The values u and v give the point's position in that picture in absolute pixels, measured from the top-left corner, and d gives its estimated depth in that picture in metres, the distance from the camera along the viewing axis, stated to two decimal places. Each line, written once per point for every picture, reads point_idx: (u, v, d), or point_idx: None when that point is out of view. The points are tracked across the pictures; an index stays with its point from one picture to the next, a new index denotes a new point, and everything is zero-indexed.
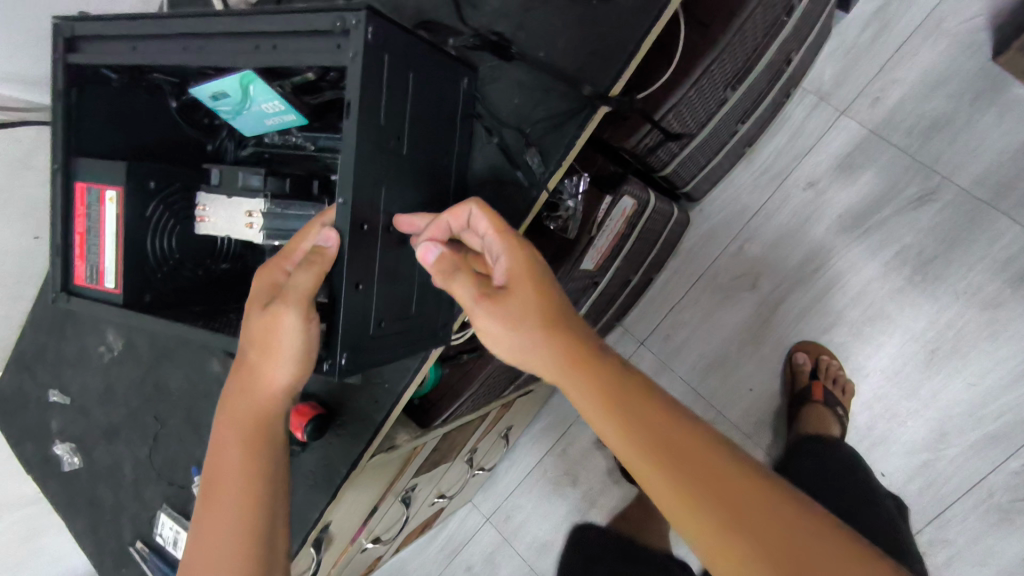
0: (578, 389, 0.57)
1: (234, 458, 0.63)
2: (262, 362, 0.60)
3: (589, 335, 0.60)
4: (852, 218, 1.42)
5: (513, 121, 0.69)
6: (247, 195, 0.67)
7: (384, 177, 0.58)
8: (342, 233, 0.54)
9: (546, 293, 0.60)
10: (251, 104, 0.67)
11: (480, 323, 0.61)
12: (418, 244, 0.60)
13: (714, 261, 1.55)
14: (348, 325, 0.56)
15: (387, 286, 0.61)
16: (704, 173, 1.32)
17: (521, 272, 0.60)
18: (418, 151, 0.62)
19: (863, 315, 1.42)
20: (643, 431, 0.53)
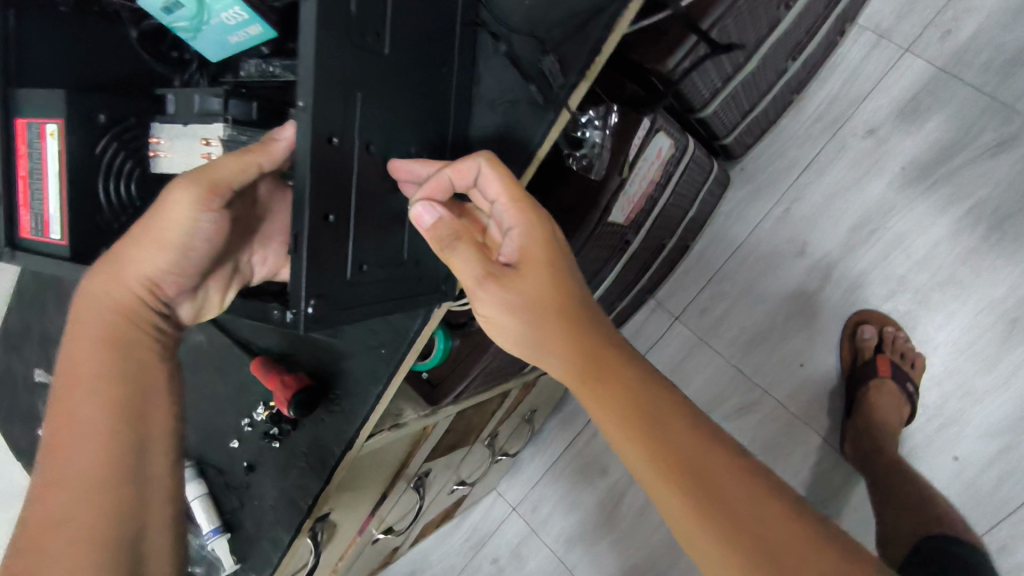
0: (562, 359, 0.55)
1: (93, 353, 0.46)
2: (143, 246, 0.45)
3: (600, 322, 0.56)
4: (917, 170, 1.25)
5: (526, 26, 0.56)
6: (203, 121, 0.56)
7: (358, 80, 0.45)
8: (303, 146, 0.42)
9: (561, 277, 0.55)
10: (208, 16, 0.56)
11: (482, 300, 0.56)
12: (412, 204, 0.50)
13: (757, 225, 1.39)
14: (316, 265, 0.45)
15: (369, 222, 0.50)
16: (747, 122, 1.17)
17: (535, 250, 0.55)
18: (405, 54, 0.50)
19: (931, 280, 1.25)
20: (608, 390, 0.51)
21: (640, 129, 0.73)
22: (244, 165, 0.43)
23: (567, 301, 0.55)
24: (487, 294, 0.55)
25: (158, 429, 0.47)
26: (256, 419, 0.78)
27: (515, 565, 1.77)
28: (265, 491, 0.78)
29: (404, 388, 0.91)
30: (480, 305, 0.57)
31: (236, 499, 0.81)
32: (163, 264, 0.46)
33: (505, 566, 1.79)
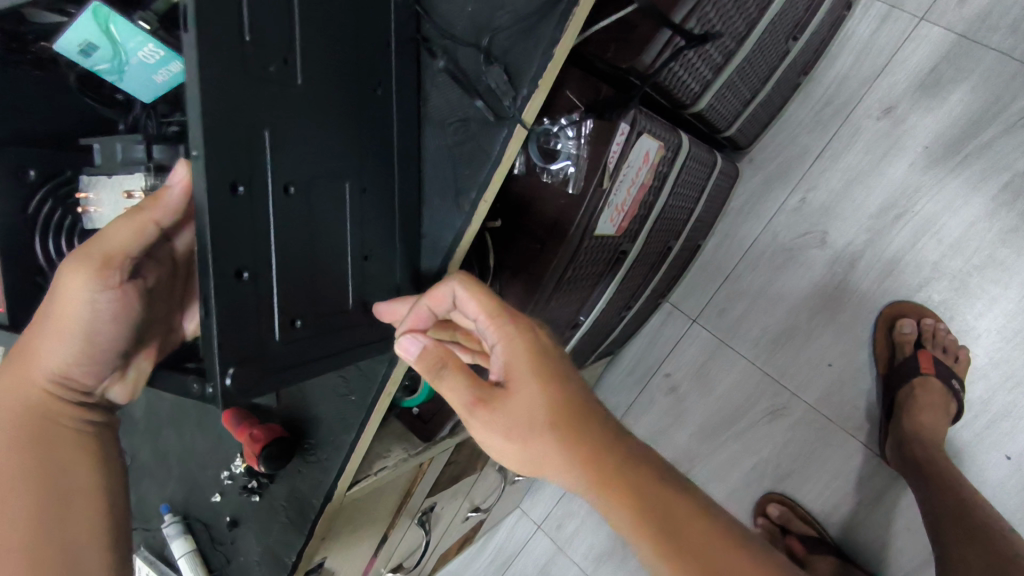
0: (575, 478, 0.49)
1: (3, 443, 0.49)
2: (40, 341, 0.48)
3: (601, 425, 0.51)
4: (943, 147, 1.15)
5: (470, 36, 0.52)
6: (126, 171, 0.52)
7: (265, 117, 0.40)
8: (201, 198, 0.37)
9: (554, 389, 0.51)
10: (127, 57, 0.52)
11: (479, 431, 0.52)
12: (397, 337, 0.52)
13: (771, 218, 1.30)
14: (231, 328, 0.40)
15: (301, 271, 0.44)
16: (751, 109, 1.09)
17: (519, 364, 0.51)
18: (326, 80, 0.45)
19: (968, 265, 1.15)
20: (628, 497, 0.47)
21: (619, 132, 0.65)
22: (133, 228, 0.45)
23: (561, 411, 0.50)
24: (479, 421, 0.51)
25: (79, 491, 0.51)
26: (235, 471, 0.74)
27: None
28: (249, 546, 0.74)
29: (394, 425, 0.86)
30: (479, 437, 0.52)
31: (223, 555, 0.77)
32: (72, 350, 0.49)
33: None
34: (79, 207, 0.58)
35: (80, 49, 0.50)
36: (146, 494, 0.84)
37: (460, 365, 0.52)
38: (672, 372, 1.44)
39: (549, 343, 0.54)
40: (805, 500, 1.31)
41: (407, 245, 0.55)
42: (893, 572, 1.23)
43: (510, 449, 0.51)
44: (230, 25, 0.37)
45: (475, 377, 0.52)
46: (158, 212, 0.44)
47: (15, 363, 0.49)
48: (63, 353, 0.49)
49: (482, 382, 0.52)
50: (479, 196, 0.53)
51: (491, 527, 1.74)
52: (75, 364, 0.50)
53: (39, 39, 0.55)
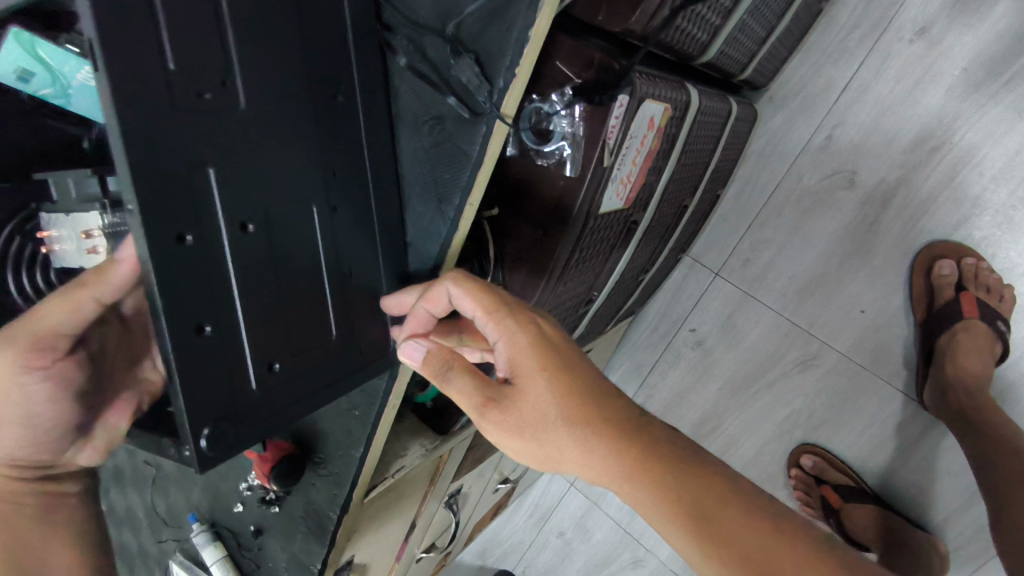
0: (597, 473, 0.46)
1: None
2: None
3: (620, 415, 0.48)
4: (984, 68, 1.04)
5: (435, 21, 0.46)
6: (82, 209, 0.48)
7: (209, 155, 0.36)
8: (143, 258, 0.33)
9: (565, 382, 0.47)
10: (67, 79, 0.47)
11: (492, 432, 0.48)
12: (398, 346, 0.49)
13: (795, 161, 1.22)
14: (199, 387, 0.37)
15: (275, 309, 0.41)
16: (767, 48, 0.99)
17: (525, 358, 0.47)
18: (272, 96, 0.40)
19: (1014, 196, 1.06)
20: (651, 484, 0.45)
21: (616, 107, 0.59)
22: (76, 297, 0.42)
23: (574, 402, 0.47)
24: (491, 423, 0.47)
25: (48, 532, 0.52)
26: (251, 482, 0.74)
27: (582, 539, 1.74)
28: (275, 553, 0.75)
29: (410, 420, 0.84)
30: (494, 439, 0.49)
31: (253, 561, 0.78)
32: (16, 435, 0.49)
33: (573, 539, 1.76)
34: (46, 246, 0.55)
35: (14, 75, 0.45)
36: (174, 503, 0.85)
37: (466, 365, 0.49)
38: (697, 327, 1.40)
39: (555, 331, 0.50)
40: (840, 448, 1.28)
41: (393, 257, 0.51)
42: (933, 516, 1.20)
43: (527, 449, 0.48)
44: (148, 60, 0.32)
45: (482, 377, 0.48)
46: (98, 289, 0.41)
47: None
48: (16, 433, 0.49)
49: (490, 382, 0.48)
50: (463, 200, 0.48)
51: (525, 487, 1.76)
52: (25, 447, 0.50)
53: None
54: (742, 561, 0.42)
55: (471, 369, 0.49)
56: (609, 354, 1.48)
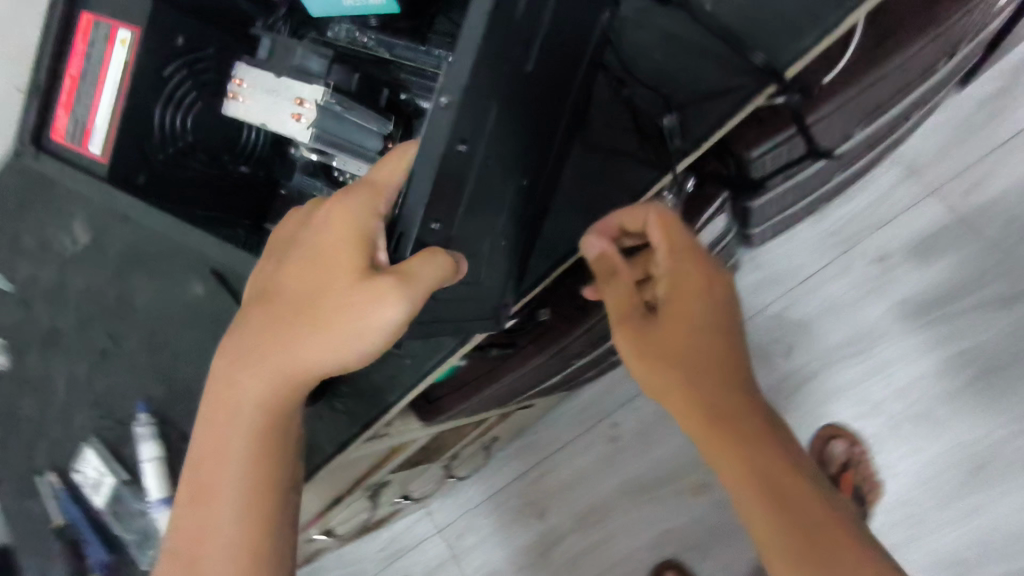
0: (694, 413, 0.54)
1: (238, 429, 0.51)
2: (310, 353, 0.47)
3: (741, 378, 0.55)
4: (916, 305, 1.29)
5: (650, 81, 0.56)
6: (300, 80, 0.57)
7: (496, 98, 0.44)
8: (437, 151, 0.41)
9: (714, 330, 0.55)
10: None
11: (621, 345, 0.57)
12: (585, 236, 0.57)
13: (751, 318, 1.40)
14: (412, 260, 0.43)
15: (457, 228, 0.47)
16: (778, 218, 1.18)
17: (688, 295, 0.56)
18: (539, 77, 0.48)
19: (907, 411, 1.29)
20: (737, 436, 0.52)
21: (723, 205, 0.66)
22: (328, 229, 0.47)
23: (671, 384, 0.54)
24: (627, 333, 0.57)
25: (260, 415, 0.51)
26: None
27: None
28: None
29: None
30: (618, 353, 0.58)
31: None
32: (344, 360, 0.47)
33: None
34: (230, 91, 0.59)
35: None
36: (123, 388, 0.81)
37: (625, 283, 0.58)
38: (619, 423, 1.49)
39: (725, 290, 0.57)
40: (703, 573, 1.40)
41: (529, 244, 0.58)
42: None
43: (644, 367, 0.56)
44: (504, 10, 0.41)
45: (631, 305, 0.58)
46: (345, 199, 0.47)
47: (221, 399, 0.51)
48: (323, 358, 0.47)
49: (640, 316, 0.57)
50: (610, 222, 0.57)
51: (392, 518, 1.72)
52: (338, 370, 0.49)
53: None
54: (805, 543, 0.48)
55: (630, 291, 0.58)
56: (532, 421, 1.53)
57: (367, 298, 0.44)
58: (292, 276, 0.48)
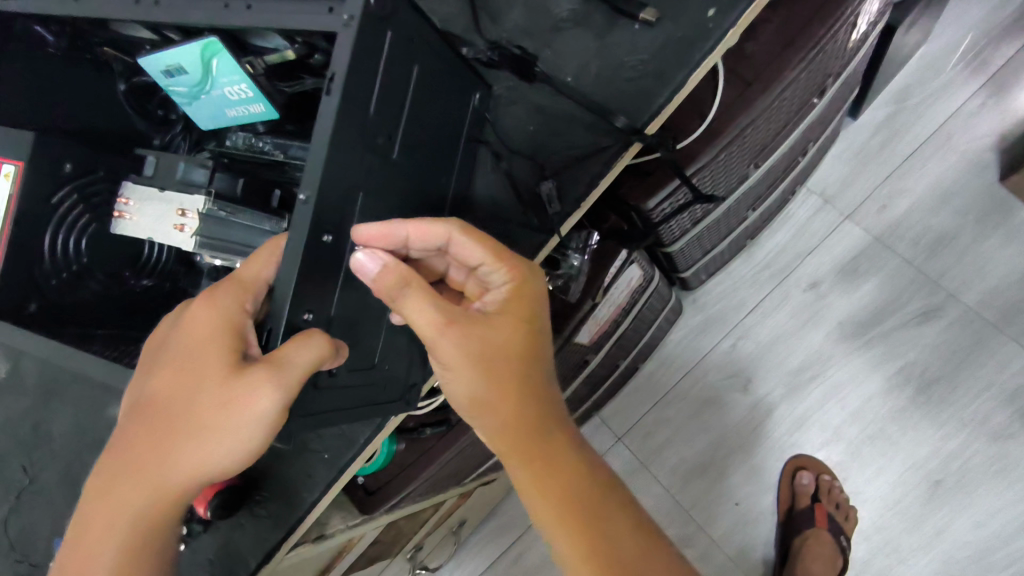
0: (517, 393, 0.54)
1: (135, 508, 0.42)
2: (157, 439, 0.41)
3: (552, 446, 0.56)
4: (855, 325, 1.28)
5: (526, 149, 0.60)
6: (183, 191, 0.53)
7: (395, 194, 0.49)
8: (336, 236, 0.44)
9: (536, 386, 0.56)
10: (209, 87, 0.55)
11: (496, 328, 0.54)
12: (455, 233, 0.50)
13: (704, 356, 1.35)
14: (341, 328, 0.47)
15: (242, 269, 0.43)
16: (705, 260, 1.19)
17: (517, 311, 0.55)
18: (426, 145, 0.51)
19: (862, 433, 1.25)
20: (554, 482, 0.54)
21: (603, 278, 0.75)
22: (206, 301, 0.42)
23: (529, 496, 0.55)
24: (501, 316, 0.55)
25: (139, 499, 0.42)
26: None
27: None
28: None
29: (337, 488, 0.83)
30: (503, 329, 0.54)
31: None
32: (223, 438, 0.41)
33: None
34: (116, 209, 0.55)
35: (165, 69, 0.54)
36: (49, 527, 0.76)
37: (512, 292, 0.54)
38: None
39: (535, 290, 0.55)
40: None
41: None
42: None
43: (506, 342, 0.54)
44: (382, 115, 0.45)
45: (515, 319, 0.55)
46: (239, 277, 0.42)
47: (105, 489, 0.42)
48: (247, 431, 0.41)
49: (509, 301, 0.55)
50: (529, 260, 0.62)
51: None
52: (223, 440, 0.41)
53: (103, 44, 0.62)
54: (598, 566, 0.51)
55: (513, 308, 0.55)
56: (494, 501, 1.37)
57: (212, 307, 0.41)
58: (200, 324, 0.41)
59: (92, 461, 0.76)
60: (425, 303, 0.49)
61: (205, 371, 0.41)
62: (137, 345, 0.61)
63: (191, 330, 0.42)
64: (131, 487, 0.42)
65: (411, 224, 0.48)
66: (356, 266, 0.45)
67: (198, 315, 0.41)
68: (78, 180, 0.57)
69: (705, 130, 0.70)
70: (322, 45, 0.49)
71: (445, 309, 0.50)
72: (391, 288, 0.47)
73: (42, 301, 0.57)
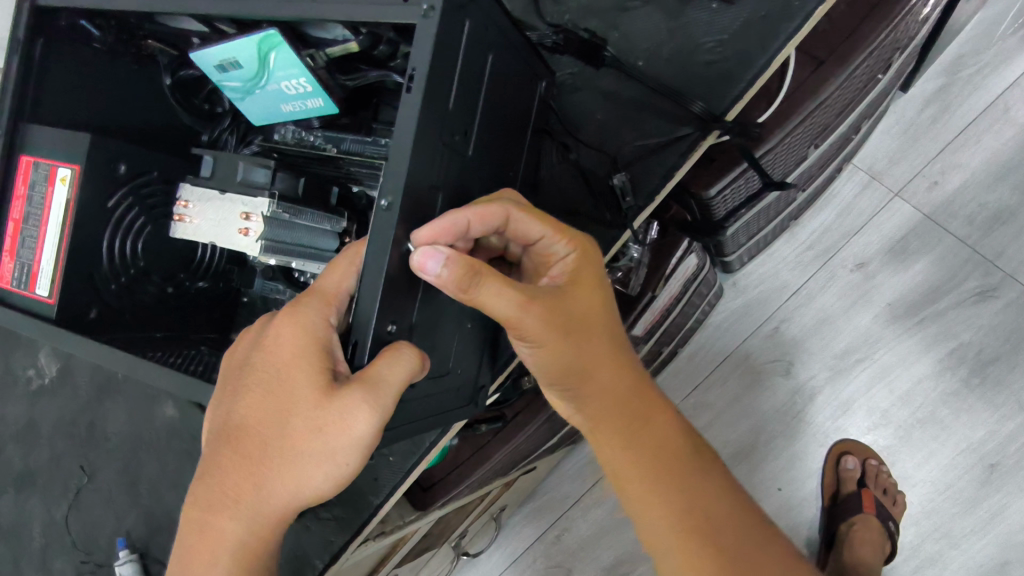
0: (601, 354, 0.54)
1: (232, 536, 0.40)
2: (252, 463, 0.40)
3: (635, 401, 0.56)
4: (905, 307, 1.23)
5: (594, 139, 0.57)
6: (246, 193, 0.50)
7: (469, 194, 0.47)
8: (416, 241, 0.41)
9: (615, 348, 0.55)
10: (264, 82, 0.52)
11: (574, 296, 0.51)
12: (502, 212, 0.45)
13: (745, 339, 1.31)
14: (422, 337, 0.45)
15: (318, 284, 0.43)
16: (751, 242, 1.15)
17: (589, 276, 0.52)
18: (498, 141, 0.49)
19: (913, 417, 1.22)
20: (640, 433, 0.55)
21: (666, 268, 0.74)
22: (289, 318, 0.41)
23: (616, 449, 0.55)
24: (572, 285, 0.52)
25: (235, 527, 0.40)
26: None
27: None
28: None
29: None
30: (581, 298, 0.52)
31: None
32: (319, 454, 0.40)
33: None
34: (176, 213, 0.54)
35: (219, 63, 0.51)
36: (109, 526, 0.77)
37: (582, 259, 0.52)
38: None
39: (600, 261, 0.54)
40: None
41: None
42: None
43: (586, 309, 0.52)
44: (461, 112, 0.43)
45: (590, 284, 0.52)
46: (320, 291, 0.42)
47: (200, 521, 0.41)
48: (344, 443, 0.40)
49: (581, 269, 0.52)
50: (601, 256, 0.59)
51: None
52: (319, 457, 0.40)
53: (149, 35, 0.59)
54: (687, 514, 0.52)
55: (587, 274, 0.52)
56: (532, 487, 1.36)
57: (296, 322, 0.41)
58: (286, 341, 0.41)
59: (149, 461, 0.76)
60: (499, 287, 0.44)
61: (296, 387, 0.40)
62: (197, 349, 0.60)
63: (277, 351, 0.41)
64: (227, 514, 0.40)
65: (468, 213, 0.43)
66: (416, 266, 0.39)
67: (282, 332, 0.41)
68: (134, 183, 0.56)
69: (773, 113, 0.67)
70: (388, 35, 0.46)
71: (521, 290, 0.46)
72: (461, 283, 0.41)
73: (104, 305, 0.56)
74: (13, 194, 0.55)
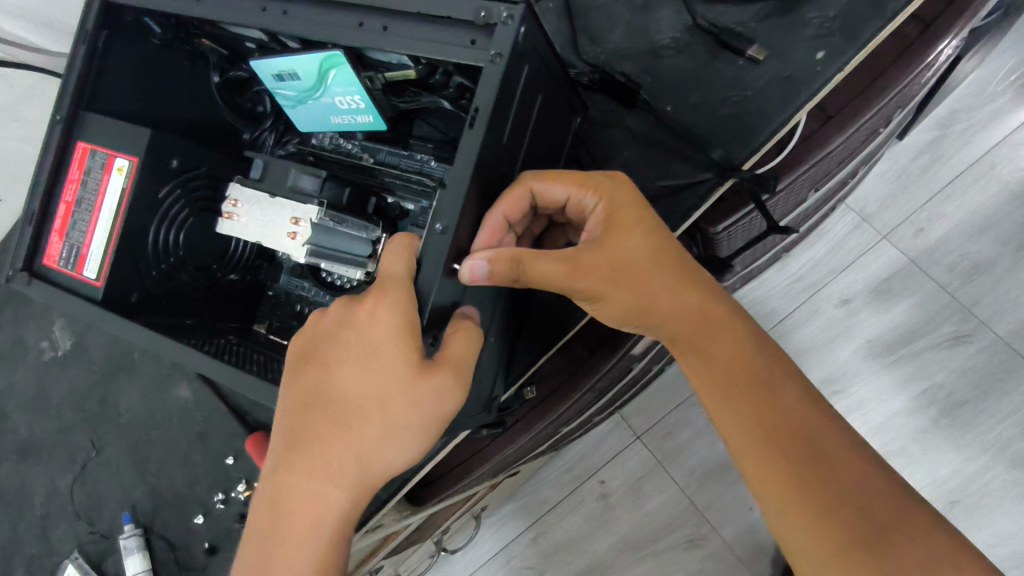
0: (671, 282, 0.53)
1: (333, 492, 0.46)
2: (350, 428, 0.46)
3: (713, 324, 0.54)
4: (882, 345, 1.30)
5: (618, 175, 0.61)
6: (296, 199, 0.54)
7: None
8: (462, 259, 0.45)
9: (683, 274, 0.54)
10: (318, 95, 0.55)
11: (627, 238, 0.52)
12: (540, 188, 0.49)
13: None
14: None
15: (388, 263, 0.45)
16: (744, 272, 1.19)
17: (634, 213, 0.52)
18: (535, 172, 0.53)
19: (883, 450, 1.28)
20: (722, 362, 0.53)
21: None
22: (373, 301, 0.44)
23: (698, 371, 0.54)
24: (619, 228, 0.52)
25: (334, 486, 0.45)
26: (234, 495, 0.74)
27: None
28: None
29: None
30: (635, 237, 0.52)
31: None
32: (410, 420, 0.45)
33: None
34: (224, 211, 0.56)
35: (277, 73, 0.54)
36: (113, 500, 0.79)
37: (620, 200, 0.52)
38: None
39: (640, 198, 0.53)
40: None
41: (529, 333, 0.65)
42: None
43: (639, 247, 0.52)
44: (510, 148, 0.47)
45: (638, 219, 0.52)
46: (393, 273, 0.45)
47: (299, 482, 0.45)
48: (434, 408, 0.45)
49: (624, 209, 0.52)
50: None
51: None
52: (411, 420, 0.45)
53: (204, 35, 0.61)
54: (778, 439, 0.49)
55: (630, 211, 0.52)
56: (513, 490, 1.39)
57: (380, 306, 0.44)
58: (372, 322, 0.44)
59: (159, 439, 0.79)
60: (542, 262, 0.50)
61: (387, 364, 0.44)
62: (225, 337, 0.62)
63: (364, 332, 0.45)
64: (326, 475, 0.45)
65: (505, 206, 0.47)
66: (467, 277, 0.44)
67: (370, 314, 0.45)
68: (183, 176, 0.59)
69: (783, 160, 0.71)
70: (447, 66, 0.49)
71: (565, 259, 0.51)
72: (508, 271, 0.46)
73: (144, 289, 0.58)
74: (67, 177, 0.57)
